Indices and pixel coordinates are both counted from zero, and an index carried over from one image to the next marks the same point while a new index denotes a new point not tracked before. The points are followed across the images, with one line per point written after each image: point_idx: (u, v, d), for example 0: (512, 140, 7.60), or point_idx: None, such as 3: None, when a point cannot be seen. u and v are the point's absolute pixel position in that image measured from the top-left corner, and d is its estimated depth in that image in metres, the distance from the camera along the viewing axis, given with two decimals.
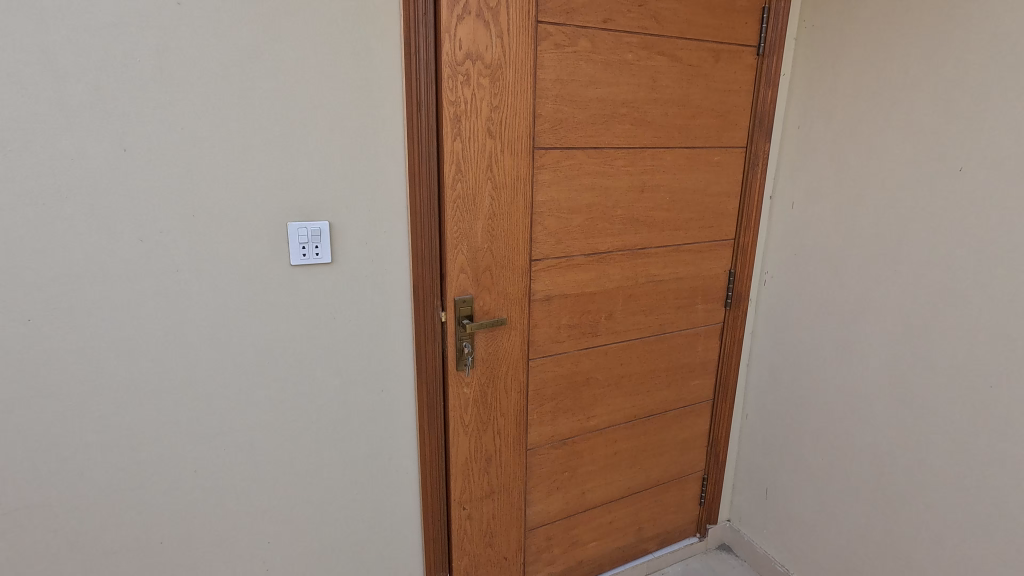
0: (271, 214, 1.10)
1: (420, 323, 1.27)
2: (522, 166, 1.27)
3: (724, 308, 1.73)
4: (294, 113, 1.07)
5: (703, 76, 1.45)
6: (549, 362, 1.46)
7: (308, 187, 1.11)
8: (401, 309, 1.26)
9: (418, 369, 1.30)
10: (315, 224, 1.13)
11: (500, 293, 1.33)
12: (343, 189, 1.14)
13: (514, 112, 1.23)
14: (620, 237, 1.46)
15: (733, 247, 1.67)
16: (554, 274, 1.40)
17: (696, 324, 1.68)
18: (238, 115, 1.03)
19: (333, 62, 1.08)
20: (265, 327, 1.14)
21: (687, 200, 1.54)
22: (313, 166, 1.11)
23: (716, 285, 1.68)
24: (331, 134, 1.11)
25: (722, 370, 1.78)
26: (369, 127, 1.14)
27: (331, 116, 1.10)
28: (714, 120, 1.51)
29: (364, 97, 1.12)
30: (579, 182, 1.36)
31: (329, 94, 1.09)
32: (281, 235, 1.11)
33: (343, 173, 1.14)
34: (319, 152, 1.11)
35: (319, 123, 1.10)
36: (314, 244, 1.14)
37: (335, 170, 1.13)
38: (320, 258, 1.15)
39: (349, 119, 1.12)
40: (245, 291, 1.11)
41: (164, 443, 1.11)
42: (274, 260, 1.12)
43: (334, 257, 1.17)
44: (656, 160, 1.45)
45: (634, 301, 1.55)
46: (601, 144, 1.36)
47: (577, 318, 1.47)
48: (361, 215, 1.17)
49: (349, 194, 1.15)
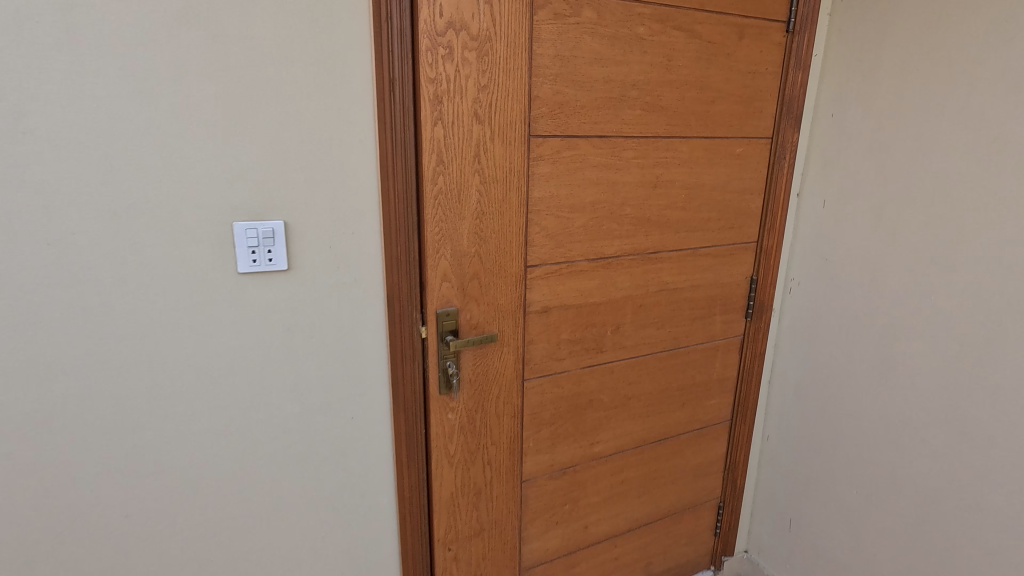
0: (212, 212, 0.91)
1: (396, 338, 1.09)
2: (515, 157, 1.09)
3: (745, 319, 1.54)
4: (237, 91, 0.89)
5: (725, 55, 1.26)
6: (547, 383, 1.27)
7: (256, 181, 0.93)
8: (374, 322, 1.08)
9: (395, 393, 1.12)
10: (267, 224, 0.95)
11: (490, 305, 1.15)
12: (300, 184, 0.96)
13: (505, 93, 1.05)
14: (629, 239, 1.28)
15: (756, 251, 1.48)
16: (554, 282, 1.21)
17: (714, 337, 1.50)
18: (165, 94, 0.85)
19: (284, 31, 0.90)
20: (208, 346, 0.96)
21: (706, 197, 1.35)
22: (262, 156, 0.93)
23: (736, 293, 1.50)
24: (283, 118, 0.93)
25: (742, 387, 1.60)
26: (330, 110, 0.96)
27: (284, 97, 0.92)
28: (737, 106, 1.32)
29: (324, 74, 0.94)
30: (583, 176, 1.17)
31: (280, 69, 0.91)
32: (224, 237, 0.93)
33: (299, 164, 0.96)
34: (268, 139, 0.93)
35: (269, 105, 0.91)
36: (265, 248, 0.95)
37: (290, 161, 0.95)
38: (273, 265, 0.97)
39: (306, 101, 0.94)
40: (182, 305, 0.93)
41: (86, 483, 0.94)
42: (217, 266, 0.94)
43: (291, 262, 0.99)
44: (671, 152, 1.27)
45: (644, 312, 1.36)
46: (607, 133, 1.17)
47: (580, 333, 1.28)
48: (322, 214, 0.99)
49: (307, 189, 0.97)
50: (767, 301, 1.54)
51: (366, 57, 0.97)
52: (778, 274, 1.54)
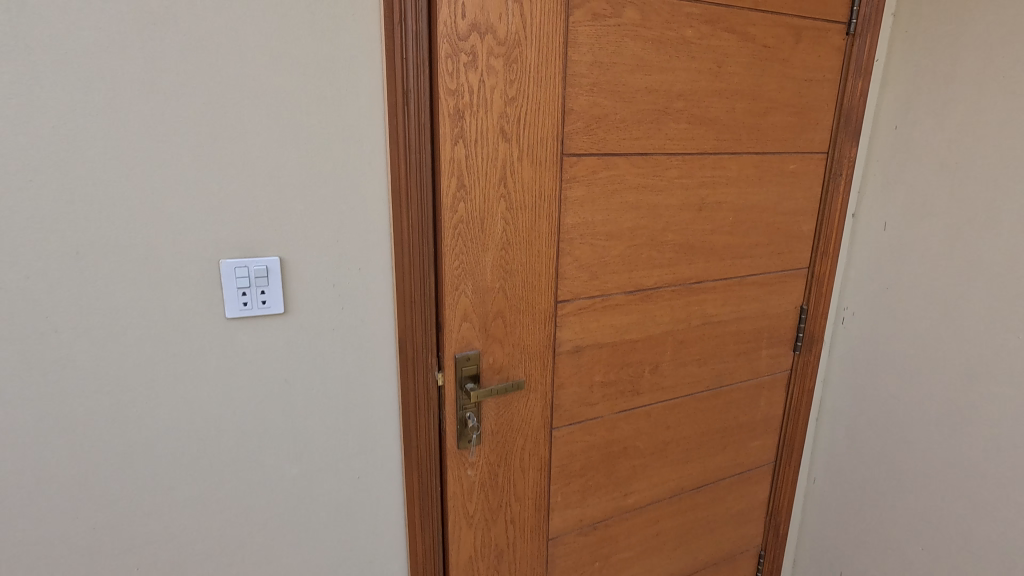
0: (195, 248, 0.78)
1: (409, 386, 0.95)
2: (546, 179, 0.95)
3: (793, 353, 1.39)
4: (224, 107, 0.76)
5: (780, 60, 1.12)
6: (578, 430, 1.13)
7: (247, 211, 0.80)
8: (384, 369, 0.94)
9: (407, 447, 0.98)
10: (260, 262, 0.81)
11: (515, 346, 1.01)
12: (298, 213, 0.83)
13: (536, 106, 0.91)
14: (671, 268, 1.13)
15: (806, 277, 1.33)
16: (587, 319, 1.07)
17: (759, 373, 1.35)
18: (138, 112, 0.72)
19: (279, 36, 0.77)
20: (191, 403, 0.83)
21: (755, 220, 1.21)
22: (254, 182, 0.79)
23: (783, 324, 1.35)
24: (279, 138, 0.79)
25: (788, 426, 1.45)
26: (334, 127, 0.82)
27: (279, 113, 0.79)
28: (791, 118, 1.17)
29: (327, 85, 0.81)
30: (621, 200, 1.03)
31: (275, 81, 0.78)
32: (209, 276, 0.79)
33: (298, 191, 0.82)
34: (261, 162, 0.79)
35: (262, 122, 0.78)
36: (258, 289, 0.82)
37: (287, 187, 0.81)
38: (267, 308, 0.83)
39: (306, 117, 0.80)
40: (159, 356, 0.79)
41: (47, 563, 0.81)
42: (201, 311, 0.80)
43: (288, 304, 0.85)
44: (718, 170, 1.12)
45: (685, 348, 1.22)
46: (649, 150, 1.03)
47: (614, 373, 1.14)
48: (324, 247, 0.85)
49: (306, 219, 0.83)
50: (818, 332, 1.39)
51: (376, 65, 0.83)
52: (830, 302, 1.39)
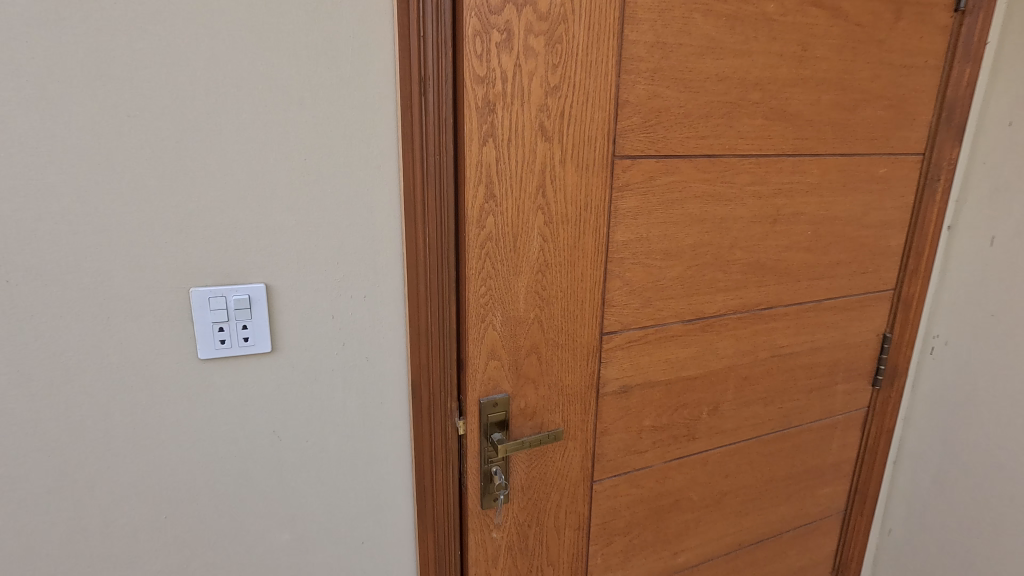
0: (158, 274, 0.63)
1: (424, 436, 0.79)
2: (593, 187, 0.77)
3: (871, 387, 1.19)
4: (191, 99, 0.60)
5: (876, 43, 0.92)
6: (623, 483, 0.96)
7: (225, 229, 0.64)
8: (395, 415, 0.78)
9: (422, 509, 0.82)
10: (241, 291, 0.66)
11: (552, 387, 0.84)
12: (289, 231, 0.67)
13: (584, 97, 0.73)
14: (737, 291, 0.95)
15: (892, 301, 1.13)
16: (638, 353, 0.89)
17: (832, 412, 1.16)
18: (82, 108, 0.57)
19: (264, 7, 0.61)
20: (157, 462, 0.68)
21: (837, 235, 1.01)
22: (234, 192, 0.64)
23: (862, 355, 1.15)
24: (263, 138, 0.64)
25: (861, 471, 1.25)
26: (334, 124, 0.66)
27: (264, 107, 0.63)
28: (884, 113, 0.97)
29: (324, 72, 0.65)
30: (683, 211, 0.85)
31: (257, 67, 0.62)
32: (177, 309, 0.64)
33: (289, 203, 0.66)
34: (241, 168, 0.64)
35: (243, 118, 0.63)
36: (238, 324, 0.66)
37: (274, 198, 0.66)
38: (250, 347, 0.68)
39: (297, 111, 0.64)
40: (116, 407, 0.64)
41: None
42: (166, 350, 0.65)
43: (276, 341, 0.69)
44: (796, 175, 0.93)
45: (749, 385, 1.03)
46: (717, 151, 0.85)
47: (667, 416, 0.96)
48: (321, 270, 0.70)
49: (299, 237, 0.68)
50: (902, 363, 1.19)
51: (387, 46, 0.67)
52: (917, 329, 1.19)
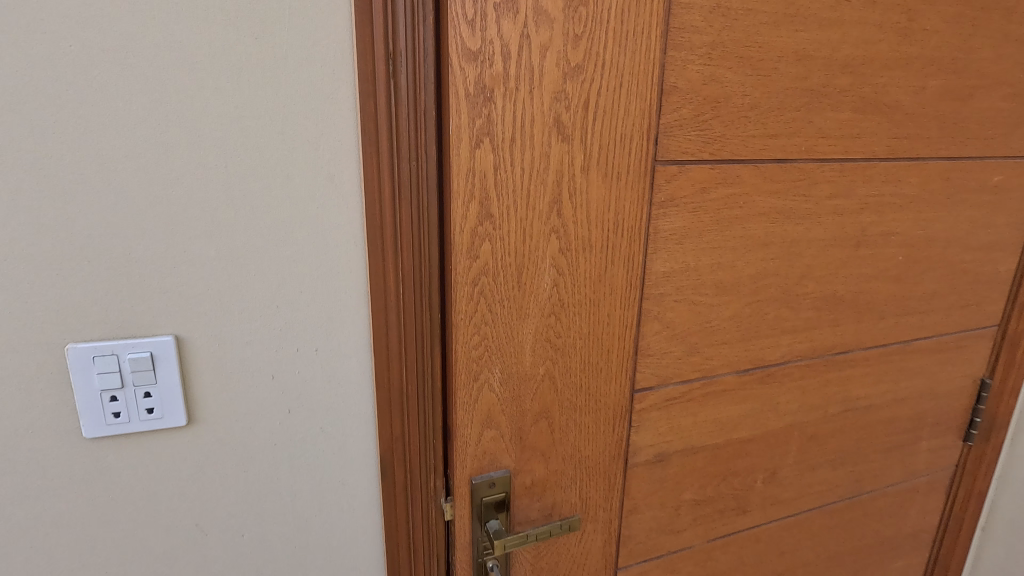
0: (42, 325, 0.51)
1: (397, 512, 0.65)
2: (625, 203, 0.58)
3: (963, 443, 0.97)
4: (76, 99, 0.47)
5: (1004, 12, 0.70)
6: (657, 568, 0.77)
7: (123, 266, 0.51)
8: (357, 487, 0.64)
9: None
10: (141, 350, 0.53)
11: (568, 459, 0.65)
12: (218, 266, 0.54)
13: (616, 83, 0.54)
14: (807, 332, 0.75)
15: (995, 339, 0.91)
16: (679, 413, 0.70)
17: (913, 472, 0.95)
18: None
19: None
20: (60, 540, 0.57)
21: (936, 261, 0.80)
22: (140, 217, 0.50)
23: (954, 405, 0.93)
24: (175, 148, 0.50)
25: (944, 539, 1.03)
26: (270, 129, 0.51)
27: (177, 106, 0.49)
28: (1007, 104, 0.75)
29: (256, 59, 0.50)
30: (743, 234, 0.65)
31: (166, 53, 0.47)
32: (64, 371, 0.52)
33: (216, 231, 0.53)
34: (149, 187, 0.50)
35: (151, 122, 0.49)
36: (139, 391, 0.54)
37: (196, 224, 0.52)
38: (156, 419, 0.55)
39: (222, 111, 0.50)
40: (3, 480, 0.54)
41: None
42: (57, 416, 0.53)
43: (192, 404, 0.56)
44: (890, 185, 0.72)
45: (817, 445, 0.83)
46: (792, 155, 0.65)
47: (714, 487, 0.77)
48: (258, 313, 0.56)
49: (230, 273, 0.54)
50: (1004, 415, 0.96)
51: (344, 22, 0.51)
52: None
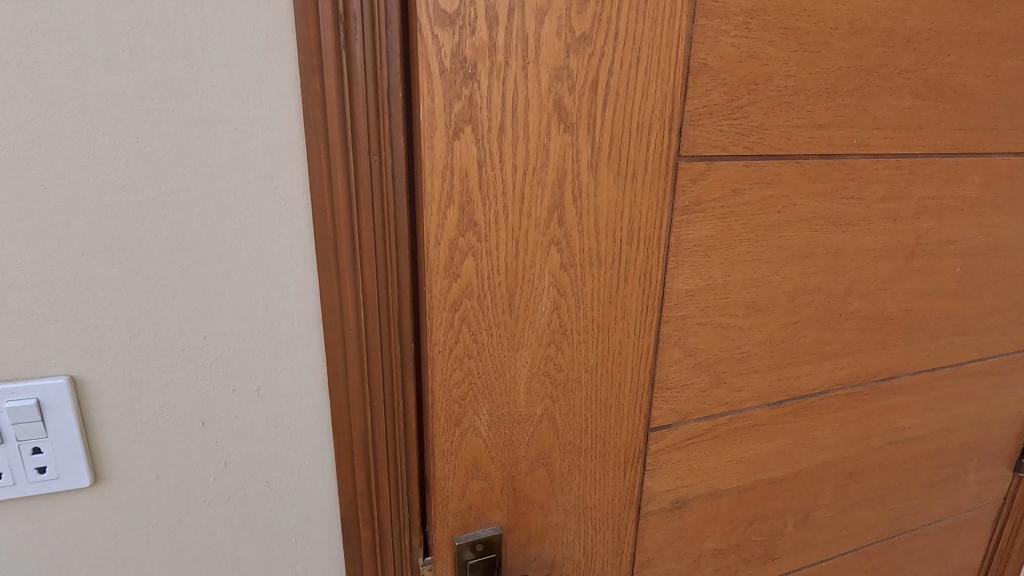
0: None
1: (362, 562, 0.57)
2: (642, 207, 0.47)
3: (1013, 474, 0.86)
4: None
5: None
6: None
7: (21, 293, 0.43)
8: (316, 534, 0.57)
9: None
10: (24, 400, 0.44)
11: (571, 513, 0.55)
12: (143, 290, 0.45)
13: (634, 60, 0.43)
14: (850, 356, 0.64)
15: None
16: (700, 454, 0.60)
17: (958, 508, 0.84)
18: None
19: None
20: None
21: (997, 273, 0.69)
22: (39, 232, 0.42)
23: (1006, 433, 0.83)
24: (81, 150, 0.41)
25: None
26: (195, 128, 0.43)
27: (81, 96, 0.40)
28: None
29: (178, 41, 0.41)
30: (781, 244, 0.55)
31: (63, 32, 0.39)
32: None
33: (135, 249, 0.44)
34: (45, 198, 0.42)
35: (47, 117, 0.40)
36: (27, 445, 0.46)
37: (110, 240, 0.44)
38: (49, 477, 0.47)
39: (138, 105, 0.41)
40: None
41: None
42: None
43: (102, 453, 0.48)
44: (951, 185, 0.61)
45: (855, 484, 0.72)
46: (841, 150, 0.54)
47: (739, 534, 0.66)
48: (191, 345, 0.48)
49: (155, 300, 0.46)
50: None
51: None
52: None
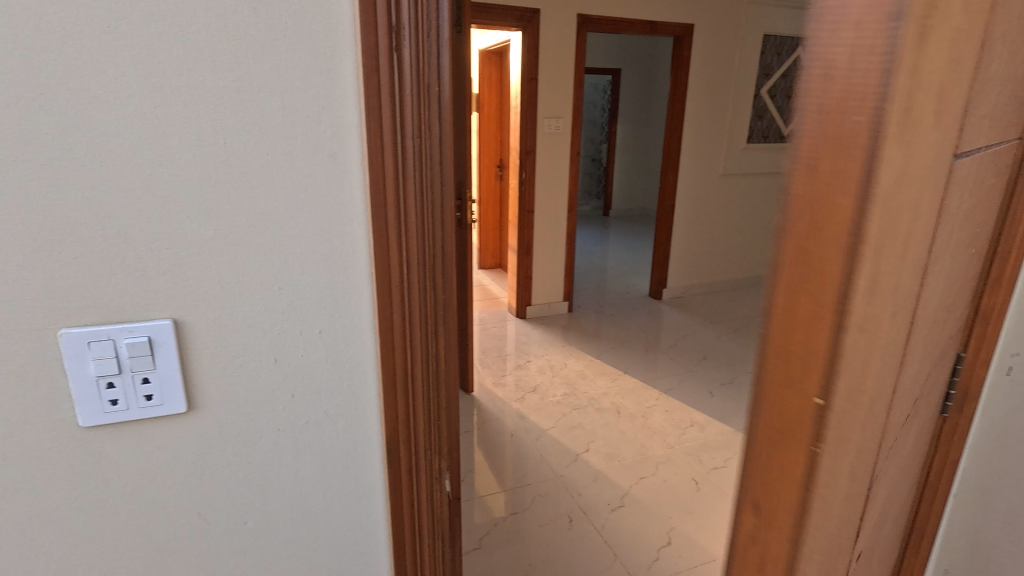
0: (85, 306, 0.64)
1: (400, 457, 0.80)
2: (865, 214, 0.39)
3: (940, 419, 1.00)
4: (127, 129, 0.61)
5: None
6: None
7: (174, 255, 0.65)
8: (359, 438, 0.79)
9: (396, 517, 0.83)
10: (146, 333, 0.66)
11: None
12: (244, 247, 0.67)
13: None
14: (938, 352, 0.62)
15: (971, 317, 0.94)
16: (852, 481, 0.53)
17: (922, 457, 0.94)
18: (16, 141, 0.58)
19: (212, 30, 0.60)
20: (93, 496, 0.70)
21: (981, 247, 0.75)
22: (177, 216, 0.64)
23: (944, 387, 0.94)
24: (224, 158, 0.64)
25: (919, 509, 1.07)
26: (280, 147, 0.65)
27: (204, 129, 0.63)
28: None
29: (275, 88, 0.64)
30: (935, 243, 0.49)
31: (191, 80, 0.61)
32: (64, 361, 0.64)
33: (246, 219, 0.66)
34: (180, 195, 0.64)
35: (200, 135, 0.63)
36: (141, 375, 0.67)
37: (223, 227, 0.66)
38: (159, 403, 0.69)
39: (258, 138, 0.64)
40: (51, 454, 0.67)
41: None
42: (68, 400, 0.65)
43: (189, 386, 0.70)
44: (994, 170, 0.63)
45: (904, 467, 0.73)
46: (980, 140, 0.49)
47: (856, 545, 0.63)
48: (273, 287, 0.70)
49: (254, 265, 0.68)
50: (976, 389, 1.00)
51: (350, 58, 0.65)
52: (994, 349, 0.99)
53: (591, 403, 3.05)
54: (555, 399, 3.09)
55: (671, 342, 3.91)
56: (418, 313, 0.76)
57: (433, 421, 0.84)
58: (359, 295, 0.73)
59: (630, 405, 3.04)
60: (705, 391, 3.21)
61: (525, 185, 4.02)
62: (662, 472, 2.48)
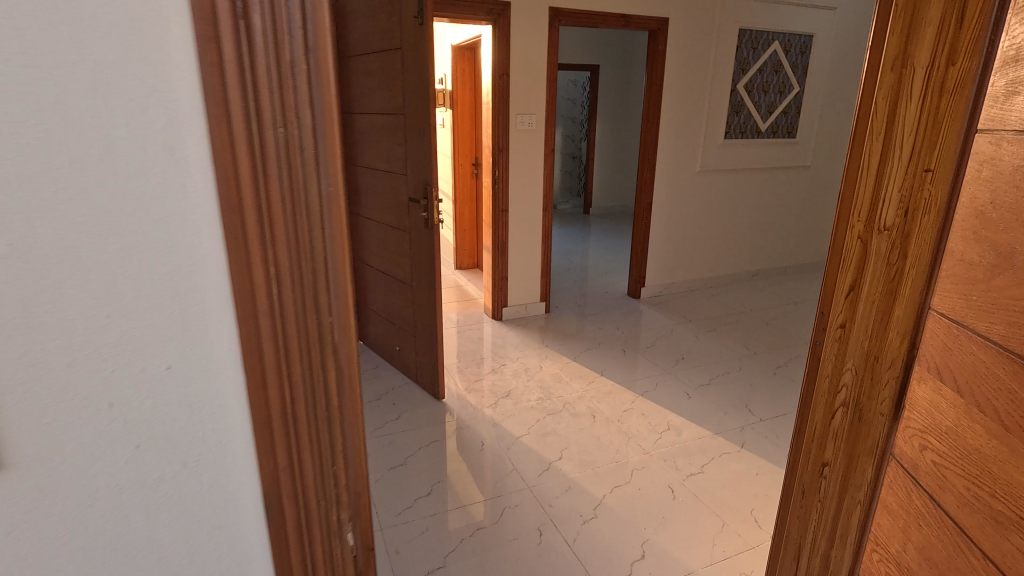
0: None
1: (281, 495, 0.72)
2: None
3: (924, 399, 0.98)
4: None
5: None
6: None
7: None
8: (227, 485, 0.69)
9: (282, 571, 0.76)
10: None
11: None
12: (51, 270, 0.53)
13: None
14: None
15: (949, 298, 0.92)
16: None
17: (957, 449, 0.89)
18: None
19: None
20: None
21: None
22: None
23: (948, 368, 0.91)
24: (16, 155, 0.50)
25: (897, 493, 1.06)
26: (88, 147, 0.53)
27: None
28: None
29: (74, 75, 0.51)
30: None
31: None
32: None
33: (54, 238, 0.53)
34: None
35: None
36: None
37: (14, 250, 0.52)
38: None
39: (54, 135, 0.51)
40: None
41: None
42: None
43: None
44: None
45: None
46: None
47: None
48: (99, 321, 0.57)
49: (67, 292, 0.54)
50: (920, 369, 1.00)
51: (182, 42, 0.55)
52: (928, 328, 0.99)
53: (566, 408, 2.96)
54: (528, 405, 2.99)
55: (649, 342, 3.83)
56: (293, 338, 0.67)
57: (326, 460, 0.75)
58: (220, 322, 0.63)
59: (605, 408, 2.96)
60: (682, 393, 3.14)
61: (499, 183, 3.92)
62: (636, 479, 2.40)
